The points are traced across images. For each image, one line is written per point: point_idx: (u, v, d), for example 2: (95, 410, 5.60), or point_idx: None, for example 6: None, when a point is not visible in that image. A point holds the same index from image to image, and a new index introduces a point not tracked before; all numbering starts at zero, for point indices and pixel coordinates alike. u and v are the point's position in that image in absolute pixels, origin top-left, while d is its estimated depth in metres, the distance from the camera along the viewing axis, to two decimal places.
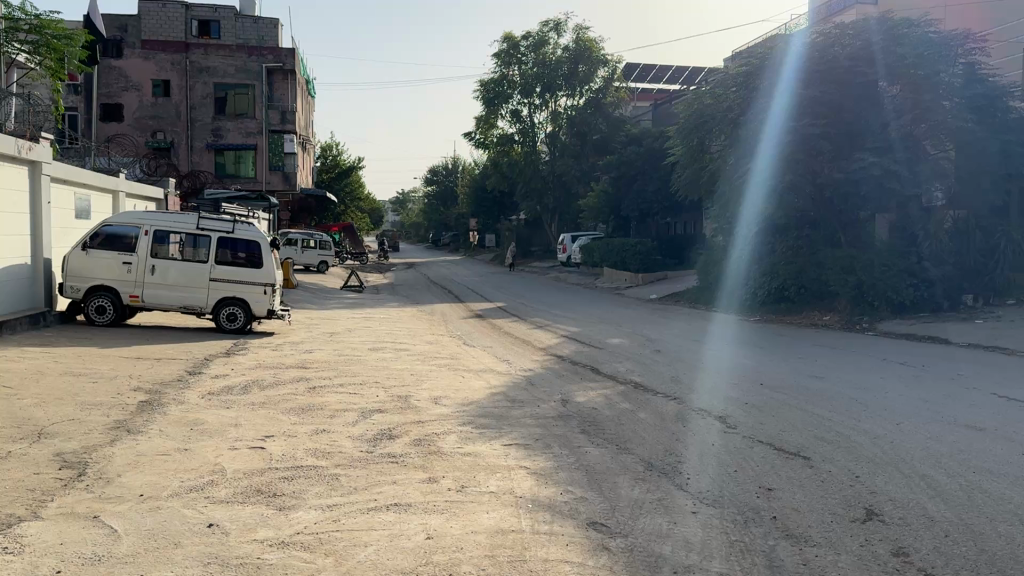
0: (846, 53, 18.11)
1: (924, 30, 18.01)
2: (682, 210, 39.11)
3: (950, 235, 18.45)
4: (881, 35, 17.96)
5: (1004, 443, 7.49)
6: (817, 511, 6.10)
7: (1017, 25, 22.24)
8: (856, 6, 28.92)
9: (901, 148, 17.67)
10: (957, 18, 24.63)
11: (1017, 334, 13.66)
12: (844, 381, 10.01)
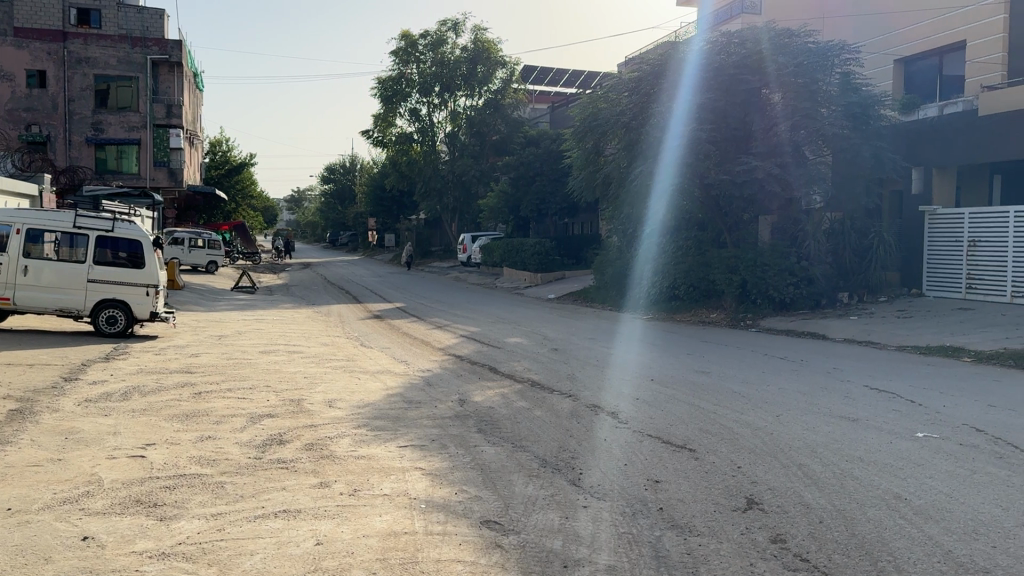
0: (730, 62, 18.73)
1: (805, 41, 18.89)
2: (578, 211, 39.95)
3: (830, 236, 19.50)
4: (765, 44, 18.72)
5: (874, 431, 7.97)
6: (700, 502, 6.33)
7: (885, 39, 23.65)
8: (739, 16, 30.21)
9: (783, 153, 18.53)
10: (833, 30, 25.96)
11: (886, 329, 14.60)
12: (729, 376, 10.44)
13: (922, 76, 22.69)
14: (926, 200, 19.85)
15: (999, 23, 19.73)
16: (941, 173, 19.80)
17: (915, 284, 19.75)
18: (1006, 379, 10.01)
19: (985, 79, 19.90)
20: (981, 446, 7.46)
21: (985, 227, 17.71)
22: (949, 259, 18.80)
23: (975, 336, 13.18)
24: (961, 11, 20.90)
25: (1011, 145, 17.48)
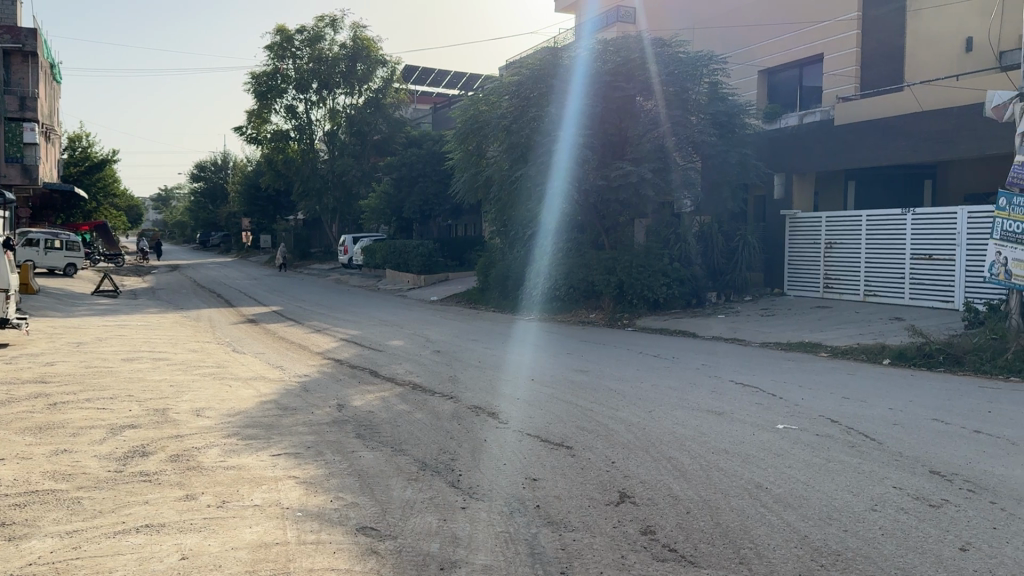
0: (605, 66, 19.16)
1: (676, 51, 19.64)
2: (462, 212, 40.12)
3: (700, 239, 20.38)
4: (639, 52, 19.33)
5: (740, 424, 8.37)
6: (575, 497, 6.47)
7: (748, 51, 24.98)
8: (613, 25, 31.05)
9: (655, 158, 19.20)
10: (700, 40, 27.08)
11: (752, 327, 15.40)
12: (607, 375, 10.71)
13: (783, 87, 24.05)
14: (787, 205, 21.06)
15: (851, 37, 21.27)
16: (801, 179, 21.07)
17: (777, 283, 20.92)
18: (856, 373, 10.76)
19: (839, 90, 21.39)
20: (835, 436, 7.98)
21: (839, 230, 18.95)
22: (807, 260, 20.00)
23: (829, 332, 14.11)
24: (817, 26, 22.27)
25: (864, 154, 18.77)
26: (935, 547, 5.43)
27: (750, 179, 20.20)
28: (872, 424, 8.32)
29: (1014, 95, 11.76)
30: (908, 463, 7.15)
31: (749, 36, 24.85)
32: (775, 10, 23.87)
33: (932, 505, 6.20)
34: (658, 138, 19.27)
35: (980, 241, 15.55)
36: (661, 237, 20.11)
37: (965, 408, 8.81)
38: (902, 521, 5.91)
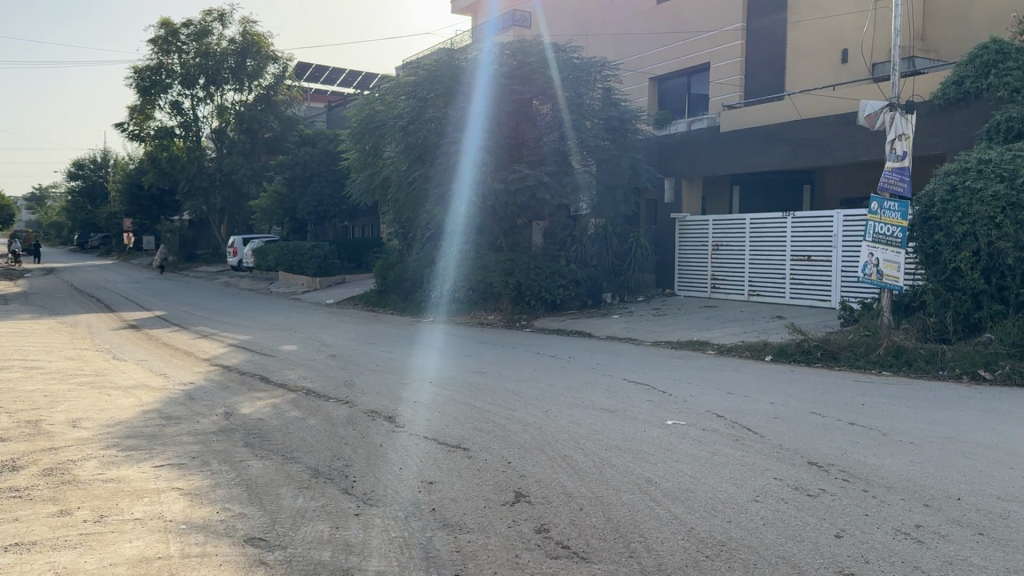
0: (501, 68, 19.30)
1: (570, 56, 19.97)
2: (358, 213, 39.60)
3: (594, 241, 20.82)
4: (535, 56, 19.54)
5: (631, 421, 8.59)
6: (471, 499, 6.48)
7: (638, 58, 25.60)
8: (508, 29, 31.25)
9: (552, 161, 19.46)
10: (593, 46, 27.61)
11: (644, 326, 15.86)
12: (504, 376, 10.78)
13: (673, 94, 24.83)
14: (677, 208, 21.76)
15: (737, 47, 22.11)
16: (690, 184, 21.82)
17: (668, 284, 21.58)
18: (741, 369, 11.22)
19: (725, 98, 22.28)
20: (721, 430, 8.30)
21: (726, 232, 19.72)
22: (695, 261, 20.72)
23: (716, 331, 14.66)
24: (704, 35, 23.10)
25: (749, 159, 19.59)
26: (812, 535, 5.72)
27: (642, 183, 20.77)
28: (755, 418, 8.69)
29: (884, 105, 12.46)
30: (788, 455, 7.51)
31: (640, 43, 25.49)
32: (665, 19, 24.64)
33: (809, 494, 6.53)
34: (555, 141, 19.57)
35: (854, 244, 16.51)
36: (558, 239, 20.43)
37: (840, 402, 9.34)
38: (782, 511, 6.19)
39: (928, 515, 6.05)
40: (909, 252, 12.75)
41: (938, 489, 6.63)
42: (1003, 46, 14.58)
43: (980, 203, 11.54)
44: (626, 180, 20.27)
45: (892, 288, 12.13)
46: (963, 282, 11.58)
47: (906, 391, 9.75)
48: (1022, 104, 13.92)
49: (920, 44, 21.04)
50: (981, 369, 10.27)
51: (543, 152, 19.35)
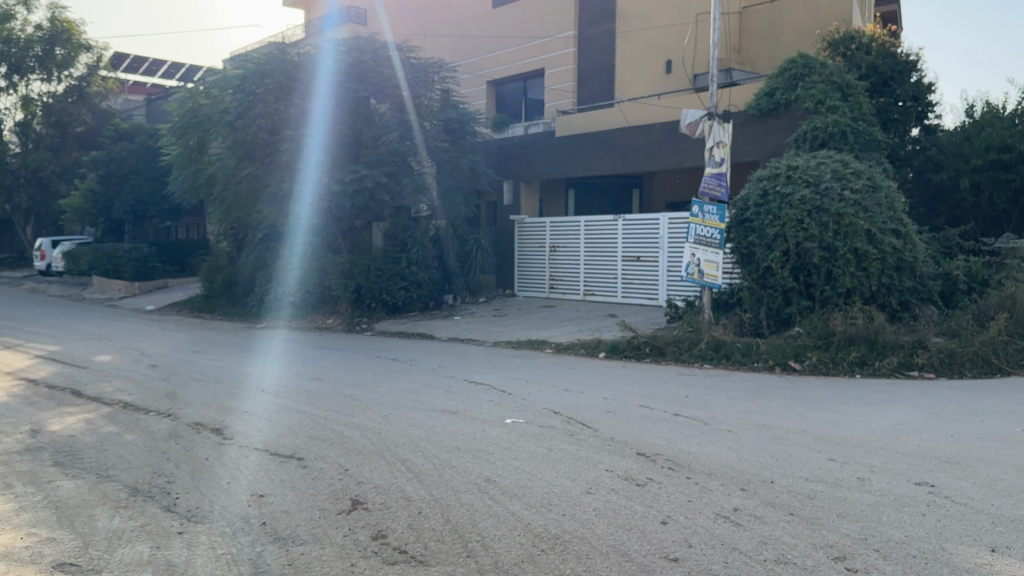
0: (338, 66, 18.90)
1: (407, 55, 19.84)
2: (183, 213, 37.53)
3: (435, 243, 20.85)
4: (370, 55, 19.26)
5: (470, 422, 8.63)
6: (304, 510, 6.25)
7: (475, 62, 25.90)
8: (344, 25, 30.61)
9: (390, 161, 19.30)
10: (431, 47, 27.57)
11: (482, 327, 16.06)
12: (343, 381, 10.54)
13: (510, 97, 25.33)
14: (515, 210, 22.17)
15: (568, 54, 22.93)
16: (527, 187, 22.28)
17: (508, 285, 21.94)
18: (576, 366, 11.58)
19: (559, 104, 23.02)
20: (557, 426, 8.51)
21: (562, 234, 20.31)
22: (534, 263, 21.20)
23: (552, 330, 15.07)
24: (540, 41, 23.70)
25: (584, 163, 20.27)
26: (641, 523, 5.98)
27: (482, 185, 20.99)
28: (589, 413, 9.00)
29: (704, 114, 13.24)
30: (619, 447, 7.82)
31: (477, 47, 25.75)
32: (501, 24, 25.05)
33: (638, 484, 6.83)
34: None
35: (678, 245, 17.50)
36: (399, 240, 20.26)
37: (666, 394, 9.86)
38: (613, 501, 6.45)
39: (744, 499, 6.49)
40: (728, 253, 13.65)
41: (755, 473, 7.12)
42: (809, 61, 15.82)
43: (790, 206, 12.54)
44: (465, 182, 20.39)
45: (712, 286, 12.94)
46: (775, 280, 12.50)
47: (725, 383, 10.42)
48: (824, 116, 15.26)
49: (736, 57, 22.99)
50: (792, 360, 11.16)
51: (380, 153, 19.12)
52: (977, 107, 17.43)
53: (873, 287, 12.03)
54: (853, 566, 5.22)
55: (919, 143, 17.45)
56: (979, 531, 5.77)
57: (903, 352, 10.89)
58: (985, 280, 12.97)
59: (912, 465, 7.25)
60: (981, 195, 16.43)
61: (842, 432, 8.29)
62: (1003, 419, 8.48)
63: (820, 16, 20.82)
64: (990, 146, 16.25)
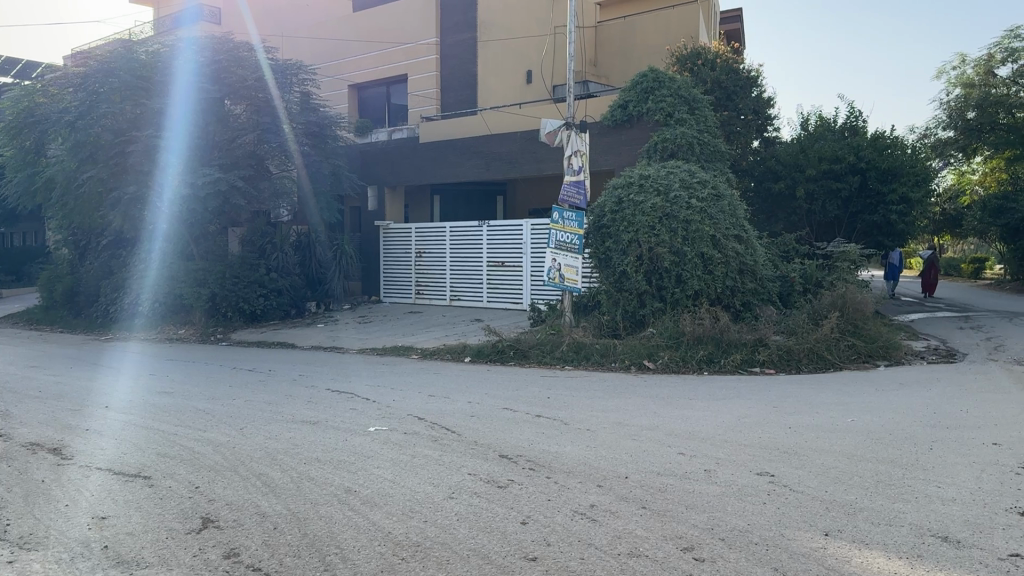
0: (191, 66, 18.16)
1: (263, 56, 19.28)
2: (20, 220, 34.93)
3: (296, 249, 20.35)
4: (223, 55, 18.59)
5: (331, 431, 8.51)
6: (151, 531, 5.98)
7: (337, 65, 25.50)
8: (198, 23, 29.34)
9: (247, 165, 18.68)
10: (290, 48, 26.90)
11: (346, 334, 15.84)
12: (195, 394, 10.13)
13: (373, 101, 25.14)
14: (380, 215, 21.98)
15: (431, 61, 22.98)
16: (392, 192, 22.14)
17: (373, 291, 21.71)
18: (441, 372, 11.64)
19: (423, 110, 23.05)
20: (421, 432, 8.51)
21: (427, 240, 20.32)
22: (400, 268, 21.08)
23: (418, 336, 15.08)
24: (403, 46, 23.63)
25: (451, 169, 20.38)
26: (501, 524, 6.09)
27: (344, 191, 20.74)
28: (452, 418, 9.06)
29: (562, 123, 13.65)
30: (481, 450, 7.91)
31: (339, 50, 25.38)
32: (363, 28, 24.84)
33: (500, 486, 6.94)
34: (250, 145, 18.82)
35: (542, 251, 17.91)
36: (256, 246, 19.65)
37: (529, 396, 10.07)
38: (475, 504, 6.51)
39: (600, 495, 6.74)
40: (587, 258, 14.11)
41: (610, 470, 7.40)
42: (659, 75, 16.58)
43: (642, 213, 13.12)
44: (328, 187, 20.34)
45: (572, 289, 13.36)
46: (630, 283, 12.99)
47: (584, 383, 10.78)
48: (674, 128, 16.05)
49: (592, 69, 23.92)
50: (646, 360, 11.67)
51: (236, 156, 18.46)
52: (811, 121, 18.79)
53: (719, 290, 12.73)
54: (700, 555, 5.52)
55: (761, 154, 18.63)
56: (814, 516, 6.23)
57: (746, 349, 11.58)
58: (819, 282, 14.02)
59: (753, 457, 7.73)
60: (816, 203, 17.70)
61: (690, 427, 8.75)
62: (835, 411, 9.19)
63: (669, 33, 21.95)
64: (823, 158, 17.53)
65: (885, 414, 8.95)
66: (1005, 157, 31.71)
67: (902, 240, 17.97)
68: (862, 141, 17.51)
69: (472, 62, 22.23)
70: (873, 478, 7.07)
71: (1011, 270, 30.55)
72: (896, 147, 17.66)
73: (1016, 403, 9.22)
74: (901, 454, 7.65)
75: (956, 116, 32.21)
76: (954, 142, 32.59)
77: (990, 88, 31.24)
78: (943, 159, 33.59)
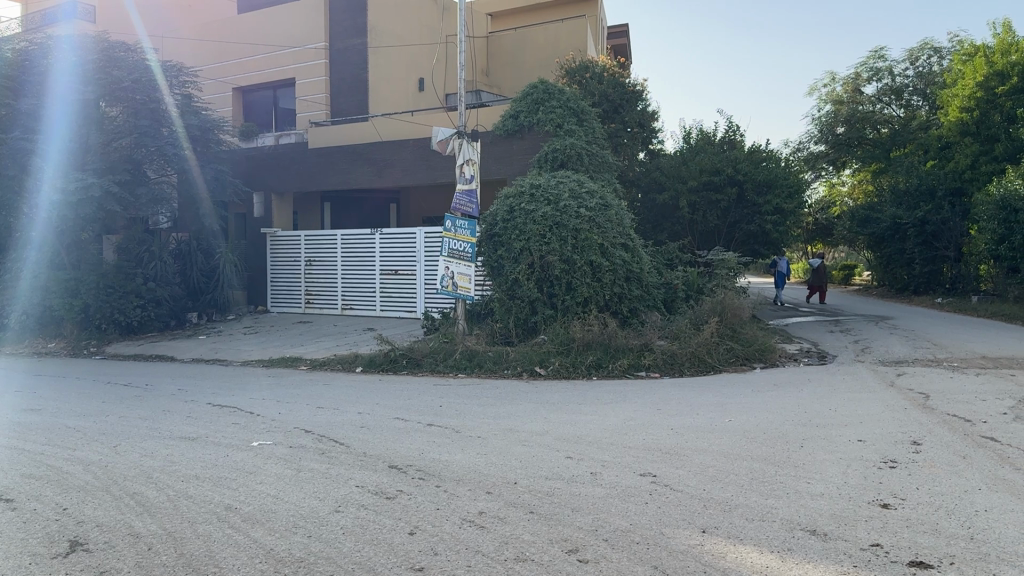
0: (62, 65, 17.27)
1: (140, 57, 18.53)
2: None
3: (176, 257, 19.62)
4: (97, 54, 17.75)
5: (212, 447, 8.26)
6: (12, 557, 5.64)
7: (222, 68, 24.78)
8: (71, 21, 27.88)
9: (124, 170, 17.88)
10: (171, 50, 25.92)
11: (232, 346, 15.39)
12: (64, 412, 9.62)
13: (260, 105, 24.57)
14: (267, 223, 21.46)
15: (319, 66, 22.61)
16: (280, 199, 21.66)
17: (261, 300, 21.18)
18: (331, 383, 11.45)
19: (312, 115, 22.60)
20: (307, 445, 8.36)
21: (318, 248, 19.95)
22: (288, 277, 20.65)
23: (307, 346, 14.80)
24: (290, 50, 23.20)
25: (343, 176, 20.15)
26: (388, 536, 6.03)
27: (228, 197, 20.15)
28: (340, 430, 8.94)
29: (453, 132, 13.72)
30: (370, 461, 7.83)
31: (225, 54, 24.69)
32: (248, 30, 24.28)
33: (388, 497, 6.87)
34: (126, 149, 18.01)
35: (435, 259, 17.96)
36: (133, 254, 18.84)
37: (420, 405, 10.05)
38: (362, 516, 6.42)
39: (489, 501, 6.80)
40: (479, 266, 14.19)
41: (500, 476, 7.48)
42: (548, 86, 16.93)
43: (533, 222, 13.31)
44: (211, 193, 19.69)
45: (465, 297, 13.47)
46: (521, 291, 13.16)
47: (475, 390, 10.87)
48: (563, 139, 16.38)
49: (484, 79, 24.16)
50: (538, 365, 11.86)
51: (111, 161, 17.65)
52: (692, 134, 19.53)
53: (608, 296, 13.07)
54: (585, 557, 5.65)
55: (646, 166, 19.20)
56: (692, 515, 6.48)
57: (632, 354, 11.94)
58: (700, 288, 14.58)
59: (638, 458, 7.98)
60: (697, 212, 18.40)
61: (578, 431, 8.95)
62: (713, 412, 9.58)
63: (557, 47, 22.41)
64: (703, 170, 18.25)
65: (760, 414, 9.41)
66: (871, 171, 33.68)
67: (778, 249, 18.95)
68: (740, 154, 18.35)
69: (361, 68, 21.94)
70: (748, 475, 7.41)
71: (877, 276, 32.70)
72: (771, 161, 18.61)
73: (877, 402, 9.84)
74: (774, 452, 8.05)
75: (827, 131, 34.34)
76: (825, 156, 34.81)
77: (858, 105, 33.37)
78: (815, 172, 35.74)
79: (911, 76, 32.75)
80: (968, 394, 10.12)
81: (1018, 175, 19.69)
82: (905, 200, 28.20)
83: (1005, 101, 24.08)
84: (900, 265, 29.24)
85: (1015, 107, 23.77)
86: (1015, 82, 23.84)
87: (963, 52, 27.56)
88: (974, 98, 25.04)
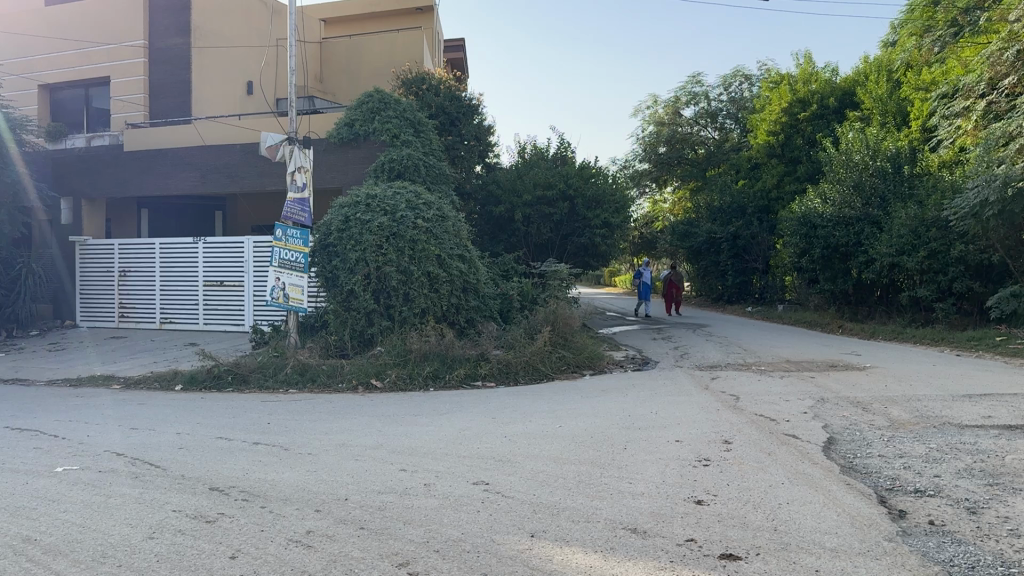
0: None
1: None
2: None
3: None
4: None
5: (8, 475, 7.57)
6: None
7: (26, 62, 22.86)
8: None
9: None
10: None
11: (35, 364, 14.13)
12: None
13: (69, 105, 22.83)
14: (76, 230, 19.95)
15: (138, 65, 21.30)
16: (91, 205, 20.21)
17: (71, 314, 19.63)
18: (148, 403, 10.77)
19: (131, 117, 21.30)
20: (119, 469, 7.85)
21: (136, 258, 18.76)
22: (100, 289, 19.27)
23: (121, 363, 13.87)
24: (104, 47, 21.74)
25: (166, 181, 19.12)
26: (208, 561, 5.75)
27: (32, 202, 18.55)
28: (157, 452, 8.44)
29: (283, 138, 13.38)
30: (189, 485, 7.44)
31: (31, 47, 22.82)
32: (57, 24, 22.59)
33: (208, 521, 6.56)
34: None
35: (266, 270, 17.41)
36: None
37: (247, 424, 9.67)
38: (179, 542, 6.10)
39: (318, 520, 6.64)
40: (313, 277, 13.92)
41: (329, 492, 7.34)
42: (384, 96, 16.90)
43: (369, 233, 13.21)
44: (11, 198, 17.99)
45: (298, 309, 13.21)
46: (358, 302, 12.99)
47: (305, 406, 10.61)
48: (401, 149, 16.36)
49: (319, 83, 23.92)
50: (374, 378, 11.73)
51: None
52: (527, 149, 20.08)
53: (445, 307, 13.17)
54: (414, 569, 5.65)
55: (483, 178, 19.51)
56: (522, 520, 6.65)
57: (469, 365, 12.09)
58: (533, 299, 15.01)
59: (470, 468, 8.07)
60: (532, 225, 18.89)
61: (411, 442, 8.95)
62: (543, 419, 9.86)
63: (392, 56, 22.42)
64: (537, 184, 18.79)
65: (584, 420, 9.81)
66: (690, 188, 35.95)
67: (606, 261, 19.74)
68: (571, 170, 19.01)
69: (186, 69, 20.93)
70: (576, 478, 7.71)
71: (697, 287, 34.71)
72: (599, 178, 19.46)
73: (691, 405, 10.49)
74: (599, 455, 8.42)
75: (650, 150, 36.17)
76: (649, 174, 36.57)
77: (678, 127, 35.43)
78: (639, 188, 37.62)
79: (724, 101, 35.18)
80: (773, 395, 11.00)
81: (817, 195, 21.69)
82: (719, 216, 30.28)
83: (807, 126, 26.50)
84: (716, 276, 31.26)
85: (815, 131, 26.26)
86: (814, 109, 26.33)
87: (770, 80, 30.05)
88: (780, 123, 27.32)
